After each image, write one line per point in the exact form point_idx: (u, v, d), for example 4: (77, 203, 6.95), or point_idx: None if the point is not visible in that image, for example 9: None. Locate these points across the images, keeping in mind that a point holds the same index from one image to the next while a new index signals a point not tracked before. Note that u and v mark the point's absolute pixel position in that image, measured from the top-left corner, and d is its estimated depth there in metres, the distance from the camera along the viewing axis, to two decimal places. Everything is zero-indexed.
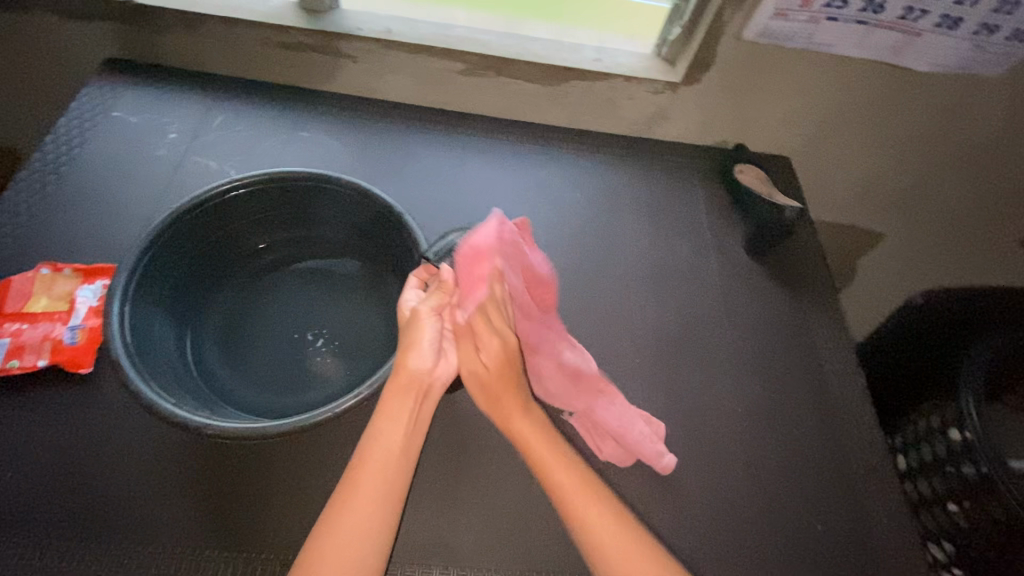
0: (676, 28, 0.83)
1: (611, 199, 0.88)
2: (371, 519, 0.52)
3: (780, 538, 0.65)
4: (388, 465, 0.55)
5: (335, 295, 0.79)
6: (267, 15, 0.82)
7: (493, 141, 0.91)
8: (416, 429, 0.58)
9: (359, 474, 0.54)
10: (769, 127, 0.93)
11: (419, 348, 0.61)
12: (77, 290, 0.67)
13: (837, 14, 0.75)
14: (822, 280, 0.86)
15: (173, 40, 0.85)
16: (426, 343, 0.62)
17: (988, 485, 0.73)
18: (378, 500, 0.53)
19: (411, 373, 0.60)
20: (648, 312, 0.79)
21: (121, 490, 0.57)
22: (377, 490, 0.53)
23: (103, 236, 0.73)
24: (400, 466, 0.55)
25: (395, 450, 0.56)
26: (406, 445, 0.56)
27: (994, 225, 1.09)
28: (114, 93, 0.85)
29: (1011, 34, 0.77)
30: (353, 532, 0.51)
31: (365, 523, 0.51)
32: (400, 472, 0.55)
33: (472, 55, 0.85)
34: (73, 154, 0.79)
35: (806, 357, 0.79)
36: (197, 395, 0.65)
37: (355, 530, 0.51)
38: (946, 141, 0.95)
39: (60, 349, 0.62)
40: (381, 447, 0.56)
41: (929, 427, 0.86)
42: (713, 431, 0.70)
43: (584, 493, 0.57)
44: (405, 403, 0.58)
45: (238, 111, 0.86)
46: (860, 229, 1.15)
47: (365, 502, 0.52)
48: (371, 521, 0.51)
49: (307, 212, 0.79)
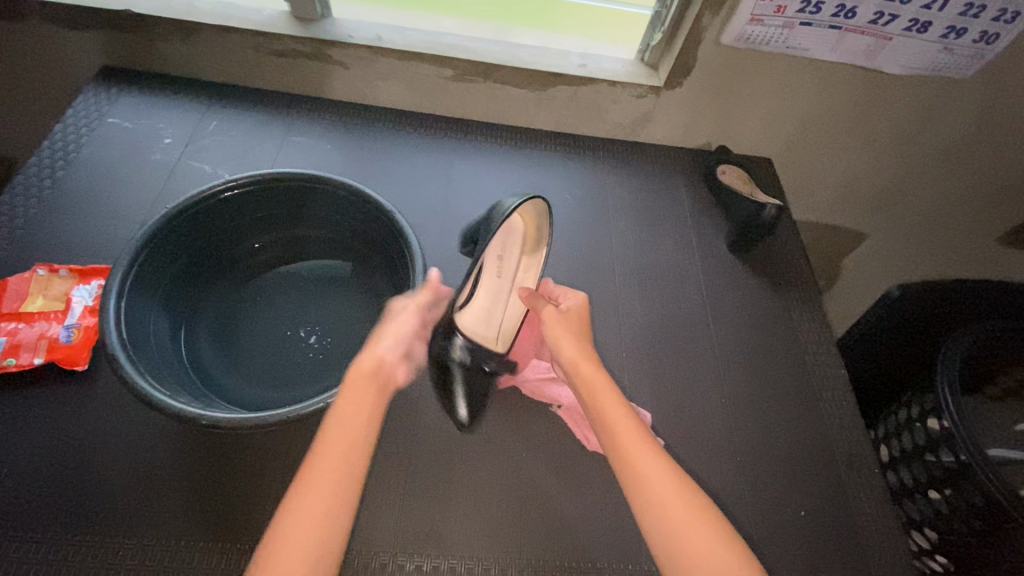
0: (657, 34, 0.85)
1: (598, 200, 0.91)
2: (332, 503, 0.50)
3: (764, 521, 0.67)
4: (347, 451, 0.53)
5: (328, 293, 0.80)
6: (260, 23, 0.84)
7: (483, 144, 0.93)
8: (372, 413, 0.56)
9: (314, 463, 0.52)
10: (750, 129, 0.96)
11: (387, 340, 0.62)
12: (74, 290, 0.69)
13: (811, 19, 0.78)
14: (802, 275, 0.88)
15: (167, 47, 0.87)
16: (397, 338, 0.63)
17: (967, 472, 0.75)
18: (336, 487, 0.51)
19: (376, 364, 0.59)
20: (635, 307, 0.81)
21: (118, 483, 0.58)
22: (331, 476, 0.51)
23: (99, 238, 0.74)
24: (359, 452, 0.53)
25: (354, 436, 0.54)
26: (360, 434, 0.54)
27: (970, 222, 1.13)
28: (108, 100, 0.87)
29: (978, 37, 0.81)
30: (313, 515, 0.49)
31: (321, 509, 0.49)
32: (360, 457, 0.53)
33: (462, 61, 0.87)
34: (68, 159, 0.81)
35: (788, 348, 0.81)
36: (192, 390, 0.67)
37: (314, 516, 0.49)
38: (921, 142, 0.98)
39: (57, 347, 0.63)
40: (339, 433, 0.53)
41: (909, 417, 0.89)
42: (698, 421, 0.72)
43: (642, 444, 0.57)
44: (363, 389, 0.57)
45: (231, 117, 0.89)
46: (841, 227, 1.18)
47: (322, 489, 0.50)
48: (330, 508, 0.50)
49: (300, 211, 0.81)
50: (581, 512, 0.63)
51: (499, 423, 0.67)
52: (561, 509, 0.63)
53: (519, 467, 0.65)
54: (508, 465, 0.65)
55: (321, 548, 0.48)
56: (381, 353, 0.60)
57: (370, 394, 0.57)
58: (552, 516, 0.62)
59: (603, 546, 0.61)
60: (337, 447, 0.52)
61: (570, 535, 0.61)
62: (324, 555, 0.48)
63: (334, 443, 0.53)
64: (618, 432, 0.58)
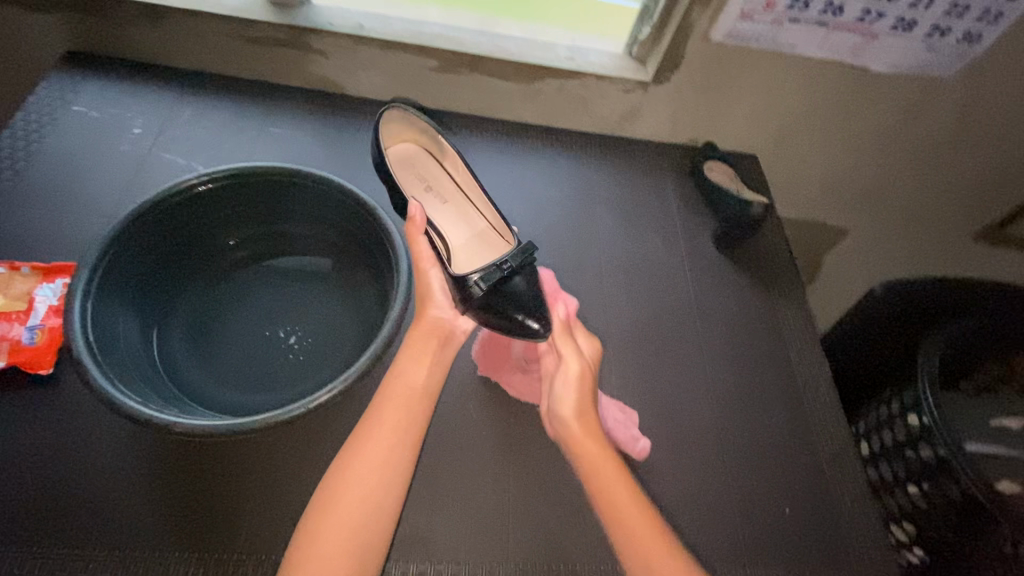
0: (645, 29, 0.84)
1: (585, 196, 0.89)
2: (389, 465, 0.54)
3: (751, 520, 0.66)
4: (409, 405, 0.57)
5: (308, 291, 0.77)
6: (235, 9, 0.81)
7: (467, 138, 0.91)
8: (437, 368, 0.60)
9: (380, 409, 0.56)
10: (738, 125, 0.95)
11: (435, 293, 0.63)
12: (37, 289, 0.65)
13: (799, 16, 0.78)
14: (787, 272, 0.89)
15: (137, 32, 0.83)
16: (438, 290, 0.63)
17: (945, 465, 0.76)
18: (391, 449, 0.54)
19: (432, 322, 0.62)
20: (624, 305, 0.80)
21: (89, 493, 0.55)
22: (391, 434, 0.55)
23: (65, 234, 0.71)
24: (417, 409, 0.57)
25: (414, 393, 0.58)
26: (425, 387, 0.59)
27: (946, 218, 1.15)
28: (73, 86, 0.83)
29: (961, 37, 0.81)
30: (372, 466, 0.53)
31: (379, 466, 0.53)
32: (416, 421, 0.57)
33: (446, 52, 0.84)
34: (30, 149, 0.77)
35: (774, 344, 0.81)
36: (165, 395, 0.64)
37: (371, 477, 0.53)
38: (903, 140, 0.99)
39: (19, 350, 0.60)
40: (403, 389, 0.58)
41: (889, 413, 0.89)
42: (686, 421, 0.72)
43: (651, 534, 0.56)
44: (428, 344, 0.61)
45: (205, 106, 0.85)
46: (822, 225, 1.19)
47: (382, 438, 0.55)
48: (387, 466, 0.54)
49: (278, 206, 0.78)
50: (570, 518, 0.61)
51: (486, 425, 0.66)
52: (550, 512, 0.61)
53: (507, 469, 0.63)
54: (493, 467, 0.63)
55: (376, 500, 0.52)
56: (432, 313, 0.62)
57: (432, 346, 0.61)
58: (540, 521, 0.61)
59: (588, 550, 0.60)
60: (398, 405, 0.57)
61: (560, 540, 0.60)
62: (381, 508, 0.52)
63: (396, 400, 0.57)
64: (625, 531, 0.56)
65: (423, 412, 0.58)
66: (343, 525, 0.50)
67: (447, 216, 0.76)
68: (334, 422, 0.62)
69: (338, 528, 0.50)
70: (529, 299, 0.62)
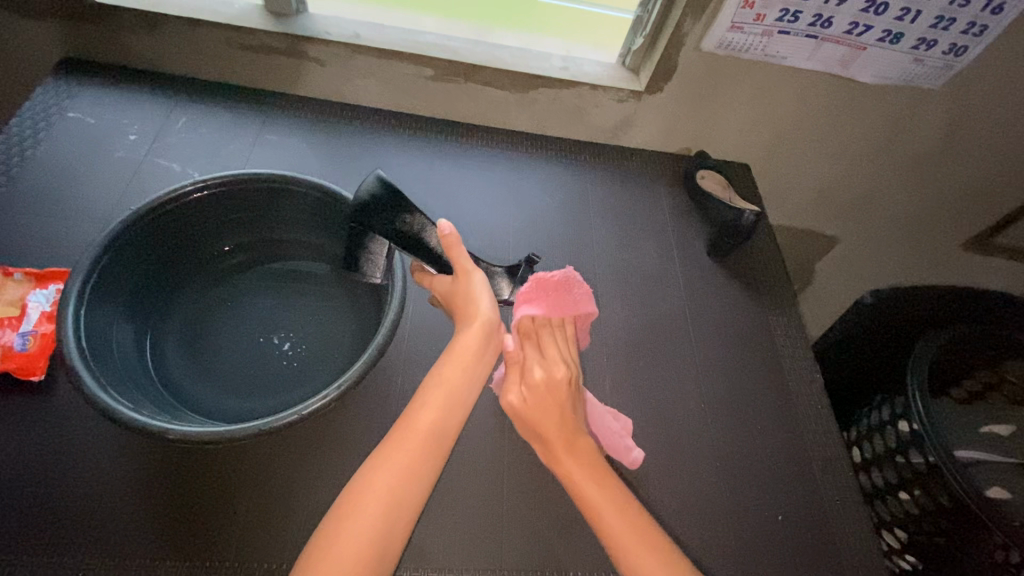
0: (638, 39, 0.85)
1: (579, 205, 0.90)
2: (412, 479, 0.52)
3: (744, 525, 0.67)
4: (447, 410, 0.57)
5: (303, 298, 0.77)
6: (232, 17, 0.81)
7: (462, 146, 0.92)
8: (476, 378, 0.60)
9: (419, 413, 0.56)
10: (729, 134, 0.97)
11: (483, 295, 0.63)
12: (30, 295, 0.65)
13: (789, 28, 0.79)
14: (779, 279, 0.89)
15: (134, 40, 0.83)
16: (485, 293, 0.63)
17: (935, 472, 0.77)
18: (418, 463, 0.53)
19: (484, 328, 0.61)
20: (617, 312, 0.80)
21: (80, 499, 0.55)
22: (418, 449, 0.54)
23: (59, 240, 0.71)
24: (455, 414, 0.57)
25: (453, 399, 0.57)
26: (464, 395, 0.58)
27: (935, 227, 1.16)
28: (69, 93, 0.83)
29: (947, 49, 0.83)
30: (403, 468, 0.52)
31: (400, 480, 0.52)
32: (452, 427, 0.56)
33: (442, 62, 0.85)
34: (24, 155, 0.77)
35: (766, 351, 0.82)
36: (157, 401, 0.63)
37: (392, 489, 0.51)
38: (892, 150, 1.00)
39: (10, 356, 0.60)
40: (442, 393, 0.57)
41: (880, 420, 0.90)
42: (678, 428, 0.72)
43: (636, 539, 0.54)
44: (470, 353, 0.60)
45: (200, 113, 0.85)
46: (814, 233, 1.20)
47: (418, 440, 0.54)
48: (410, 481, 0.52)
49: (274, 213, 0.78)
50: (566, 524, 0.62)
51: (479, 431, 0.66)
52: (544, 518, 0.62)
53: (501, 476, 0.64)
54: (486, 474, 0.64)
55: (399, 504, 0.51)
56: (488, 313, 0.61)
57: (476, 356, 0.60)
58: (533, 526, 0.61)
59: (581, 556, 0.60)
60: (437, 409, 0.56)
61: (554, 545, 0.60)
62: (402, 512, 0.51)
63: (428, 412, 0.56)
64: (618, 541, 0.54)
65: (453, 428, 0.56)
66: (363, 526, 0.49)
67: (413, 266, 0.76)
68: (328, 429, 0.62)
69: (357, 530, 0.49)
70: None
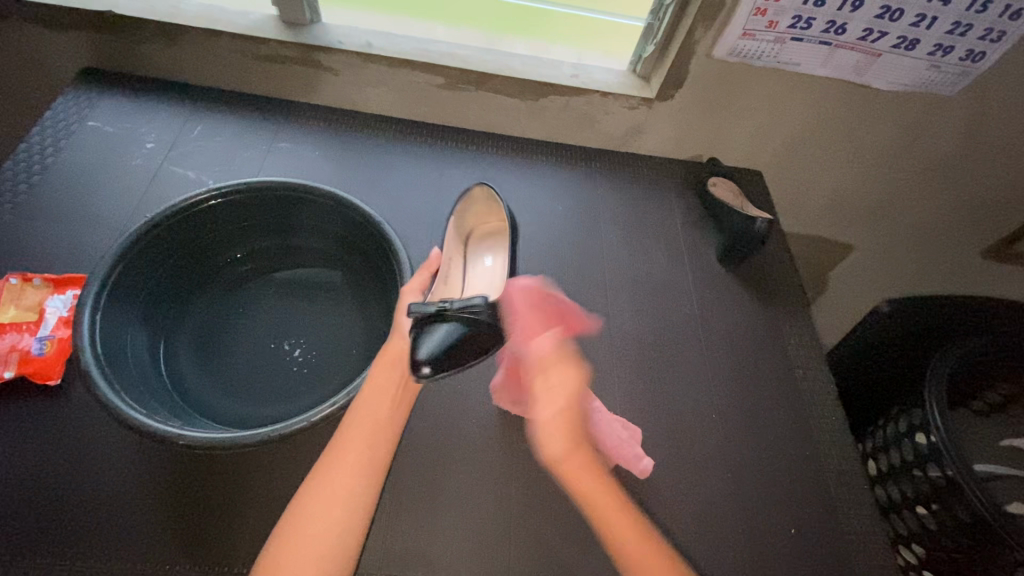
0: (649, 46, 0.85)
1: (588, 212, 0.90)
2: (354, 481, 0.55)
3: (753, 538, 0.66)
4: (373, 434, 0.58)
5: (314, 304, 0.78)
6: (246, 28, 0.82)
7: (473, 153, 0.92)
8: (398, 410, 0.61)
9: (346, 435, 0.58)
10: (742, 141, 0.96)
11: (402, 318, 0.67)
12: (48, 300, 0.66)
13: (802, 34, 0.78)
14: (792, 287, 0.88)
15: (152, 49, 0.85)
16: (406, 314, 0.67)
17: (954, 488, 0.75)
18: (359, 477, 0.56)
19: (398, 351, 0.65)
20: (628, 319, 0.80)
21: (93, 501, 0.56)
22: (351, 469, 0.56)
23: (78, 246, 0.72)
24: (383, 437, 0.59)
25: (379, 424, 0.59)
26: (390, 418, 0.60)
27: (955, 235, 1.14)
28: (90, 102, 0.85)
29: (964, 55, 0.81)
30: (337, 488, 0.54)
31: (335, 501, 0.54)
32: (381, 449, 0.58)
33: (454, 70, 0.85)
34: (46, 163, 0.78)
35: (779, 360, 0.81)
36: (171, 407, 0.65)
37: (335, 494, 0.54)
38: (908, 157, 0.99)
39: (28, 360, 0.61)
40: (367, 419, 0.59)
41: (897, 432, 0.88)
42: (688, 439, 0.71)
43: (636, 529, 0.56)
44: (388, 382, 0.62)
45: (216, 121, 0.87)
46: (828, 241, 1.19)
47: (348, 461, 0.56)
48: (347, 501, 0.54)
49: (286, 221, 0.80)
50: (574, 533, 0.61)
51: (489, 438, 0.66)
52: (552, 526, 0.61)
53: (510, 484, 0.63)
54: (494, 481, 0.63)
55: (346, 519, 0.53)
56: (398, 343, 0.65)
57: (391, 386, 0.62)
58: (542, 535, 0.61)
59: (590, 565, 0.60)
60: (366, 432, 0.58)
61: (561, 553, 0.60)
62: (349, 527, 0.53)
63: (360, 431, 0.58)
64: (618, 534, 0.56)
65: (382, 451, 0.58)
66: (308, 543, 0.51)
67: (491, 275, 0.77)
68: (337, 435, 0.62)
69: (304, 545, 0.51)
70: (434, 350, 0.64)
